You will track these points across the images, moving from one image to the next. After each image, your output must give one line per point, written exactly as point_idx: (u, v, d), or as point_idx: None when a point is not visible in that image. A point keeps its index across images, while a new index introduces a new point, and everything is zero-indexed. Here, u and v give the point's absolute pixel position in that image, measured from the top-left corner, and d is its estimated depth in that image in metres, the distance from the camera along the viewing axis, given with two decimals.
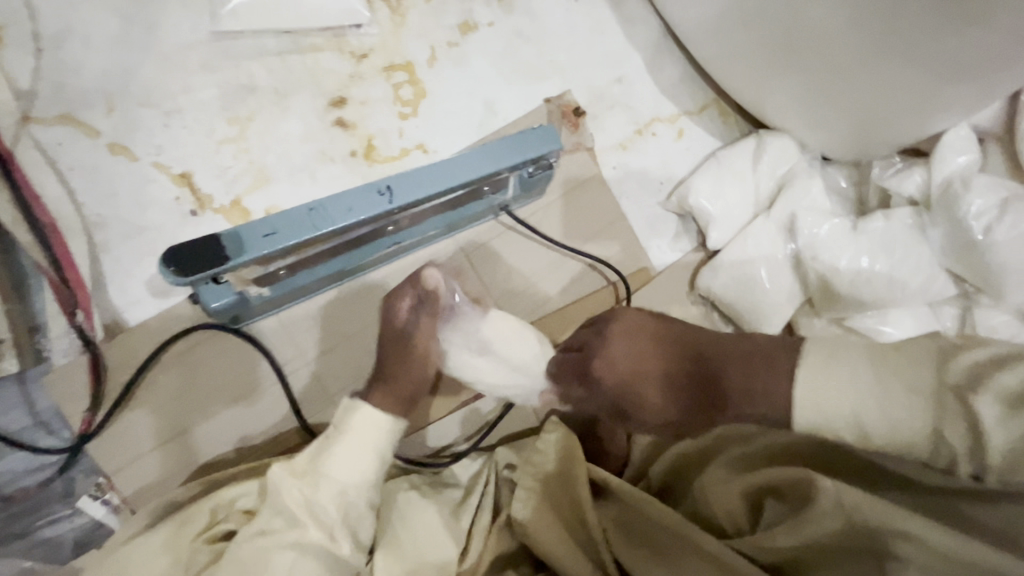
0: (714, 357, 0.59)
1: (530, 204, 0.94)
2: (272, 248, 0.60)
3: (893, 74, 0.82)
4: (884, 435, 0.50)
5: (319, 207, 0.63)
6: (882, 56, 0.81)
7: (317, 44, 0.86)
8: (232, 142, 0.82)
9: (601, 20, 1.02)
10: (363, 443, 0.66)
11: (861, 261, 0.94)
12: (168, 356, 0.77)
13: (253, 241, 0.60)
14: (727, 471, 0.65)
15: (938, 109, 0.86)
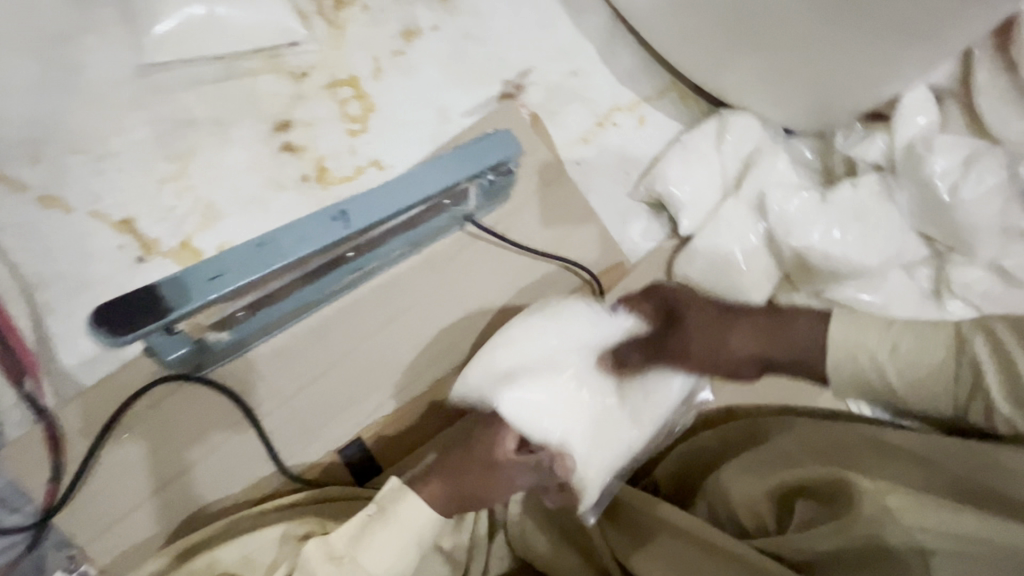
0: (768, 311, 0.70)
1: (496, 211, 0.92)
2: (219, 292, 0.54)
3: (845, 40, 0.81)
4: (894, 369, 0.61)
5: (268, 241, 0.57)
6: (833, 22, 0.79)
7: (254, 67, 0.82)
8: (174, 180, 0.77)
9: (548, 12, 0.99)
10: (403, 537, 0.59)
11: (833, 234, 0.94)
12: (132, 413, 0.73)
13: (198, 286, 0.54)
14: (750, 466, 0.65)
15: (894, 72, 0.85)
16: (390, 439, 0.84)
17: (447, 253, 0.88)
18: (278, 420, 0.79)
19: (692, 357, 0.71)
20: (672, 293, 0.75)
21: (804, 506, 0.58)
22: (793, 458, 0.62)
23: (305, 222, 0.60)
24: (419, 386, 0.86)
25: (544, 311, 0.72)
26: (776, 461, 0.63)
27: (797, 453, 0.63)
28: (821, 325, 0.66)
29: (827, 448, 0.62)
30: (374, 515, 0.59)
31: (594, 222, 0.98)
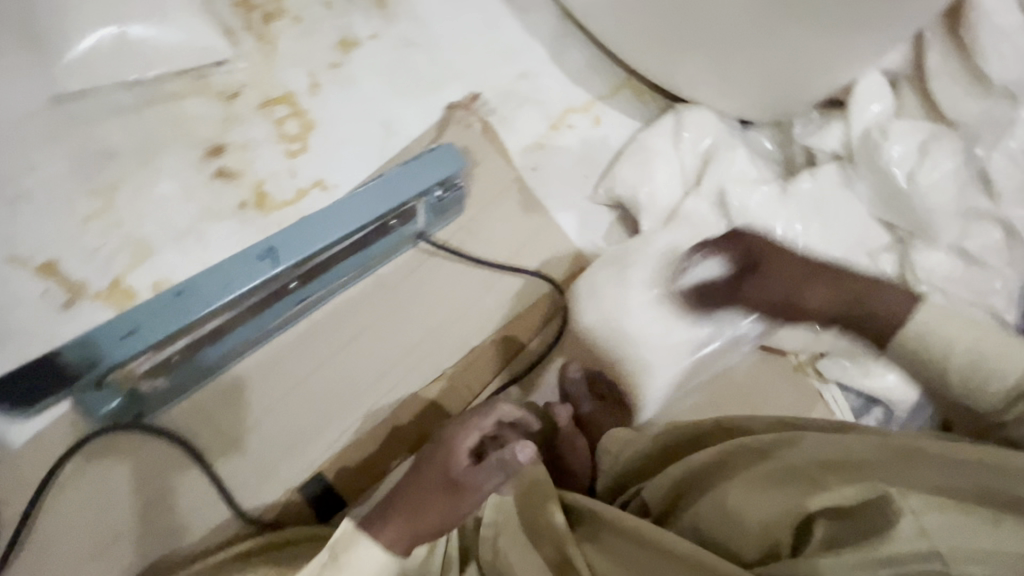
0: (847, 280, 0.66)
1: (451, 224, 0.89)
2: (135, 348, 0.58)
3: (793, 28, 0.79)
4: (962, 355, 0.55)
5: (186, 289, 0.59)
6: (778, 13, 0.78)
7: (178, 90, 0.77)
8: (99, 218, 0.73)
9: (493, 14, 0.95)
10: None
11: (795, 227, 0.93)
12: (74, 467, 0.70)
13: (116, 345, 0.58)
14: (755, 479, 0.52)
15: (844, 60, 0.83)
16: (354, 471, 0.80)
17: (399, 273, 0.86)
18: (233, 461, 0.76)
19: (759, 302, 0.73)
20: (758, 237, 0.73)
21: (825, 526, 0.46)
22: (804, 474, 0.49)
23: (231, 262, 0.61)
24: (381, 412, 0.82)
25: (594, 304, 0.89)
26: (791, 481, 0.49)
27: (804, 465, 0.50)
28: (909, 303, 0.60)
29: (845, 460, 0.48)
30: (327, 562, 0.55)
31: (554, 229, 0.95)
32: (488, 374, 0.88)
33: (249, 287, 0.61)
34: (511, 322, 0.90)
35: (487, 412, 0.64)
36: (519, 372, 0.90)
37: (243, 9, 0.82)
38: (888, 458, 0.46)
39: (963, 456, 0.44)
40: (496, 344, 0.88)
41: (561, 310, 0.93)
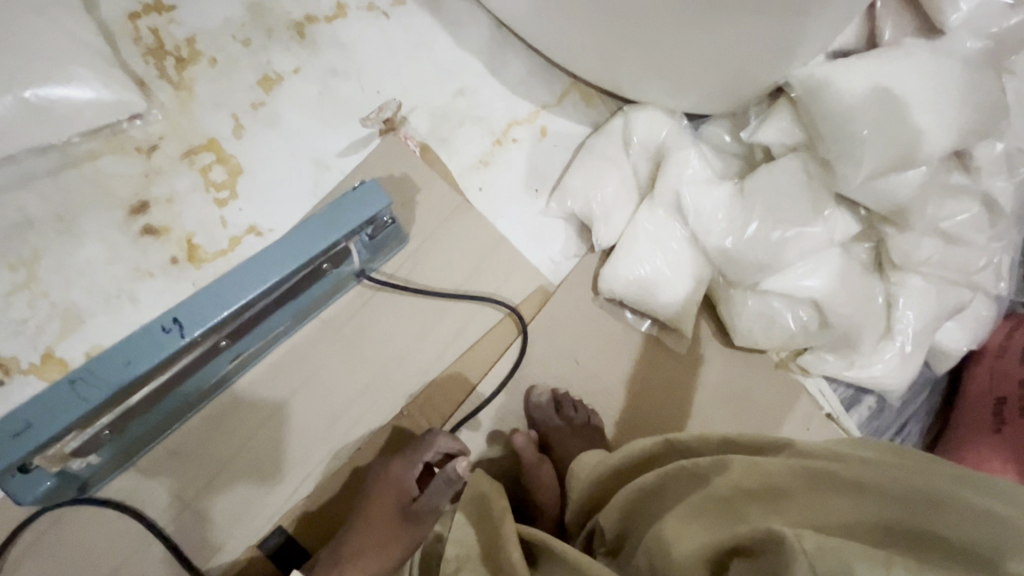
0: None
1: (396, 256, 0.86)
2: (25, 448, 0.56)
3: (730, 19, 0.74)
4: None
5: (78, 377, 0.57)
6: (710, 8, 0.72)
7: (95, 150, 0.75)
8: (24, 289, 0.71)
9: (424, 30, 0.91)
10: None
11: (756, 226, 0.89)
12: (21, 547, 0.69)
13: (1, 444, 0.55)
14: (690, 510, 0.52)
15: (787, 48, 0.78)
16: (316, 519, 0.78)
17: (345, 312, 0.83)
18: (186, 523, 0.74)
19: None
20: None
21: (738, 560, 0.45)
22: (732, 506, 0.49)
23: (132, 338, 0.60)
24: (337, 456, 0.80)
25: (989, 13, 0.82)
26: (719, 512, 0.50)
27: (733, 497, 0.50)
28: None
29: (766, 488, 0.48)
30: None
31: (507, 249, 0.92)
32: (448, 406, 0.85)
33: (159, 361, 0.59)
34: (468, 351, 0.87)
35: (427, 444, 0.76)
36: (481, 404, 0.86)
37: (154, 56, 0.78)
38: (809, 487, 0.46)
39: (870, 477, 0.43)
40: (453, 376, 0.86)
41: (520, 332, 0.90)
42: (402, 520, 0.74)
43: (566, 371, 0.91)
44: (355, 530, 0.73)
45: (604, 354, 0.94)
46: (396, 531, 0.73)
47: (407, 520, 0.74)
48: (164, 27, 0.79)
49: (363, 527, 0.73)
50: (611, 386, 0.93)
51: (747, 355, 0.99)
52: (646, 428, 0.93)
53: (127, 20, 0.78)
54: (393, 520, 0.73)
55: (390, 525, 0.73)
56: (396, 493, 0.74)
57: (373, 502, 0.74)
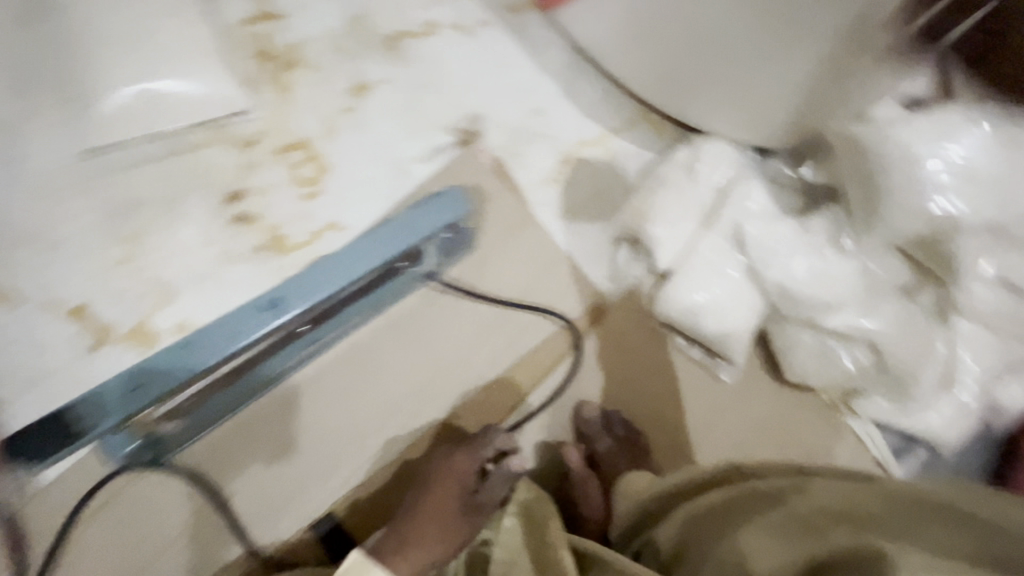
0: None
1: (462, 261, 0.89)
2: (133, 405, 0.63)
3: (799, 64, 0.76)
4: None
5: (191, 343, 0.63)
6: (790, 51, 0.75)
7: (200, 141, 0.81)
8: (127, 263, 0.77)
9: (505, 51, 0.96)
10: None
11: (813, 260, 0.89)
12: (96, 506, 0.72)
13: (115, 400, 0.64)
14: (767, 528, 0.52)
15: (866, 91, 0.79)
16: (365, 509, 0.80)
17: (410, 312, 0.86)
18: (245, 499, 0.77)
19: None
20: None
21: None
22: (813, 524, 0.49)
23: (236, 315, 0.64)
24: (390, 451, 0.82)
25: None
26: (798, 528, 0.50)
27: (814, 518, 0.49)
28: None
29: (849, 511, 0.47)
30: None
31: (567, 264, 0.94)
32: (498, 413, 0.87)
33: (257, 337, 0.63)
34: (523, 360, 0.89)
35: (489, 440, 0.81)
36: (531, 414, 0.88)
37: (260, 58, 0.85)
38: (895, 511, 0.44)
39: (966, 506, 0.42)
40: (507, 382, 0.88)
41: (574, 347, 0.92)
42: (460, 507, 0.76)
43: (614, 388, 0.93)
44: (413, 513, 0.74)
45: (653, 376, 0.95)
46: (454, 515, 0.74)
47: (465, 508, 0.76)
48: (271, 33, 0.86)
49: (421, 509, 0.74)
50: (657, 408, 0.94)
51: (798, 391, 0.98)
52: (689, 454, 0.93)
53: (241, 26, 0.85)
54: (452, 505, 0.75)
55: (449, 509, 0.75)
56: (454, 481, 0.77)
57: (431, 489, 0.77)
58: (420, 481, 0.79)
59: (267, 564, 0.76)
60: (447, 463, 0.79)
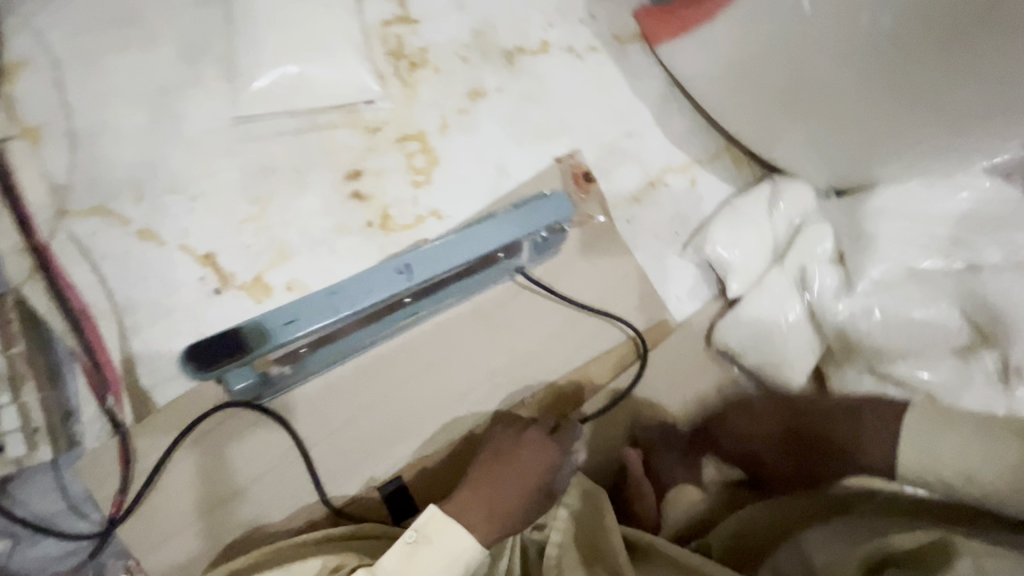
0: None
1: (547, 262, 0.95)
2: (292, 332, 0.77)
3: (914, 127, 0.78)
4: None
5: (339, 291, 0.80)
6: (895, 107, 0.77)
7: (333, 121, 0.89)
8: (254, 221, 0.84)
9: (608, 76, 1.04)
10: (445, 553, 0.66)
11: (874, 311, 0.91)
12: (197, 434, 0.79)
13: (278, 328, 0.77)
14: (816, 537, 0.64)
15: (966, 145, 0.79)
16: (428, 480, 0.85)
17: (494, 302, 0.91)
18: (322, 451, 0.83)
19: None
20: None
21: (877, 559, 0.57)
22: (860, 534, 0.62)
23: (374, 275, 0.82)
24: (458, 428, 0.88)
25: None
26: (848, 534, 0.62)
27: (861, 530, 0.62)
28: None
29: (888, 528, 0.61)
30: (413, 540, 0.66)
31: (641, 279, 0.99)
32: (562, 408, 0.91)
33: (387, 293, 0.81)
34: (591, 363, 0.94)
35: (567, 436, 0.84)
36: (589, 416, 0.92)
37: (394, 56, 0.94)
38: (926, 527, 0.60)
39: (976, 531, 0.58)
40: (573, 381, 0.93)
41: (639, 358, 0.96)
42: (533, 493, 0.75)
43: (669, 403, 0.97)
44: (490, 478, 0.75)
45: (708, 398, 0.99)
46: (525, 497, 0.74)
47: (536, 495, 0.75)
48: (407, 36, 0.95)
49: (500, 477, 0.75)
50: None
51: None
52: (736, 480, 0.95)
53: (381, 25, 0.94)
54: (529, 488, 0.75)
55: (524, 490, 0.75)
56: (539, 467, 0.77)
57: (514, 462, 0.77)
58: (504, 451, 0.79)
59: (334, 515, 0.82)
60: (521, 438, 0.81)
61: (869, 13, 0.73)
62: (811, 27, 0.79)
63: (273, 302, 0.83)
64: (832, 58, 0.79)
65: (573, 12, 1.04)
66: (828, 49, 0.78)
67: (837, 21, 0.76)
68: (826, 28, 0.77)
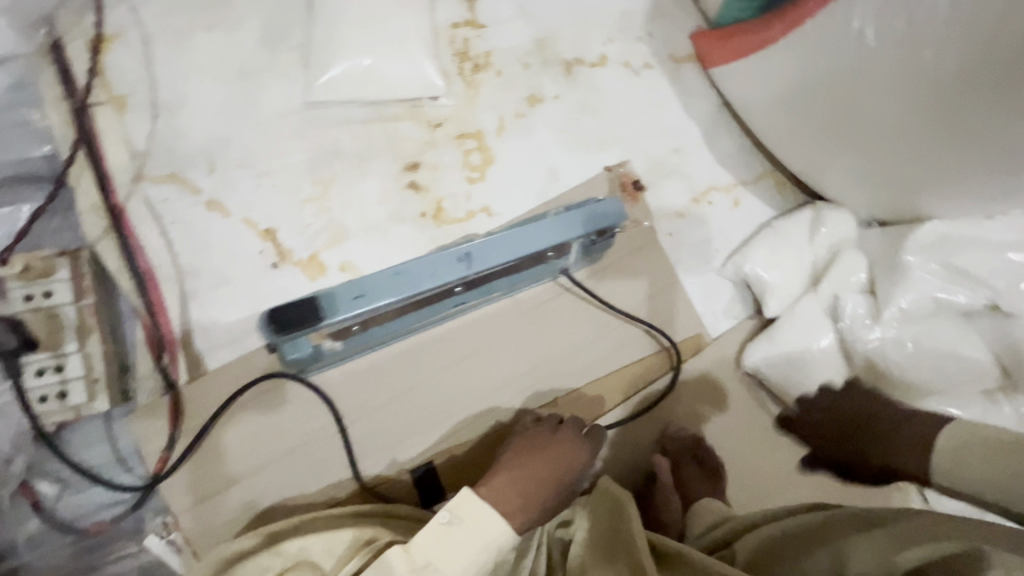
0: None
1: (589, 266, 0.97)
2: (360, 309, 0.68)
3: (965, 163, 0.78)
4: None
5: (405, 271, 0.70)
6: (952, 143, 0.77)
7: (397, 114, 0.93)
8: (315, 202, 0.88)
9: (661, 94, 1.07)
10: (475, 536, 0.66)
11: (907, 344, 0.92)
12: (242, 402, 0.81)
13: (344, 302, 0.67)
14: (777, 532, 0.68)
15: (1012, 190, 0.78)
16: (458, 468, 0.87)
17: (536, 300, 0.94)
18: (360, 430, 0.85)
19: None
20: None
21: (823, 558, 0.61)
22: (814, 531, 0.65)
23: (436, 259, 0.72)
24: (491, 421, 0.89)
25: None
26: (802, 535, 0.65)
27: (813, 526, 0.66)
28: None
29: (838, 520, 0.64)
30: (445, 523, 0.66)
31: (679, 292, 1.01)
32: (593, 411, 0.93)
33: (451, 281, 0.72)
34: (624, 369, 0.96)
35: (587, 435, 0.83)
36: (615, 422, 0.95)
37: (459, 57, 0.98)
38: (871, 518, 0.61)
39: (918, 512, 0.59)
40: (605, 385, 0.94)
41: (672, 369, 0.98)
42: (565, 482, 0.76)
43: (697, 416, 0.98)
44: (525, 463, 0.75)
45: (735, 414, 1.00)
46: (558, 486, 0.75)
47: (567, 484, 0.76)
48: (473, 39, 0.99)
49: (535, 462, 0.75)
50: (735, 446, 0.98)
51: None
52: (759, 498, 0.96)
53: (450, 27, 0.98)
54: (562, 476, 0.76)
55: (558, 478, 0.75)
56: (571, 457, 0.78)
57: (547, 450, 0.78)
58: (534, 441, 0.79)
59: (366, 493, 0.84)
60: (546, 437, 0.80)
61: (932, 51, 0.72)
62: (872, 58, 0.79)
63: (326, 281, 0.86)
64: (889, 90, 0.79)
65: (632, 29, 1.07)
66: (887, 80, 0.78)
67: (899, 55, 0.75)
68: (886, 61, 0.77)
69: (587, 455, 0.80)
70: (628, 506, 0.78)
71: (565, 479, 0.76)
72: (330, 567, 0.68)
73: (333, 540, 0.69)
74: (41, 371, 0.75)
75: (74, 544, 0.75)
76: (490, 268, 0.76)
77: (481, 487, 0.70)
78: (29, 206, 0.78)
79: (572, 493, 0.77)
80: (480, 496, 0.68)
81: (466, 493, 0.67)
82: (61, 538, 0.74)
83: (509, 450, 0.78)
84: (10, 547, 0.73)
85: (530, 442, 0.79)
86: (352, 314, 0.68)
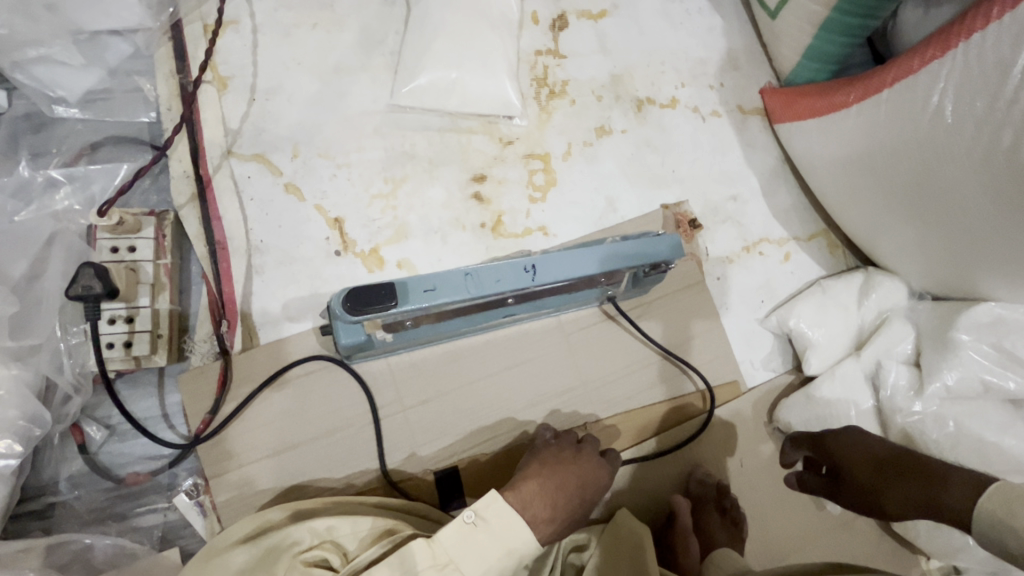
0: None
1: (635, 298, 0.98)
2: (428, 303, 0.70)
3: None
4: None
5: (474, 274, 0.72)
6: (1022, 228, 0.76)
7: (472, 127, 0.97)
8: (384, 198, 0.92)
9: (726, 140, 1.09)
10: (499, 541, 0.66)
11: (947, 423, 0.88)
12: (289, 376, 0.84)
13: (413, 293, 0.70)
14: None
15: None
16: (482, 475, 0.87)
17: (579, 323, 0.95)
18: (392, 424, 0.86)
19: None
20: None
21: None
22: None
23: (501, 267, 0.74)
24: (519, 434, 0.90)
25: None
26: None
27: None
28: None
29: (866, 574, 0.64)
30: (469, 521, 0.65)
31: (719, 337, 1.01)
32: (612, 444, 0.93)
33: (512, 290, 0.74)
34: (654, 404, 0.96)
35: (603, 458, 0.83)
36: (640, 456, 0.94)
37: (537, 82, 1.02)
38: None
39: None
40: (634, 417, 0.95)
41: (703, 412, 0.98)
42: (587, 499, 0.77)
43: (722, 463, 0.98)
44: (553, 474, 0.75)
45: (762, 468, 0.99)
46: (582, 503, 0.76)
47: (589, 502, 0.77)
48: (552, 67, 1.03)
49: (563, 476, 0.76)
50: (758, 499, 0.97)
51: (897, 546, 0.98)
52: (781, 556, 0.95)
53: (532, 53, 1.03)
54: (587, 494, 0.77)
55: (583, 494, 0.76)
56: (595, 477, 0.79)
57: (574, 465, 0.78)
58: (558, 455, 0.79)
59: (388, 487, 0.84)
60: (570, 454, 0.80)
61: (1011, 137, 0.72)
62: (947, 135, 0.79)
63: (382, 275, 0.89)
64: (962, 169, 0.79)
65: (705, 76, 1.10)
66: (960, 159, 0.78)
67: (976, 137, 0.76)
68: (961, 141, 0.78)
69: (606, 475, 0.80)
70: (649, 538, 0.77)
71: (586, 498, 0.76)
72: (353, 549, 0.70)
73: (357, 523, 0.71)
74: (112, 320, 0.78)
75: (109, 490, 0.79)
76: (549, 285, 0.77)
77: (510, 492, 0.70)
78: (130, 163, 0.87)
79: (587, 513, 0.78)
80: (509, 501, 0.69)
81: (495, 495, 0.67)
82: (100, 483, 0.79)
83: (531, 460, 0.79)
84: (53, 483, 0.78)
85: (552, 454, 0.79)
86: (417, 307, 0.70)
